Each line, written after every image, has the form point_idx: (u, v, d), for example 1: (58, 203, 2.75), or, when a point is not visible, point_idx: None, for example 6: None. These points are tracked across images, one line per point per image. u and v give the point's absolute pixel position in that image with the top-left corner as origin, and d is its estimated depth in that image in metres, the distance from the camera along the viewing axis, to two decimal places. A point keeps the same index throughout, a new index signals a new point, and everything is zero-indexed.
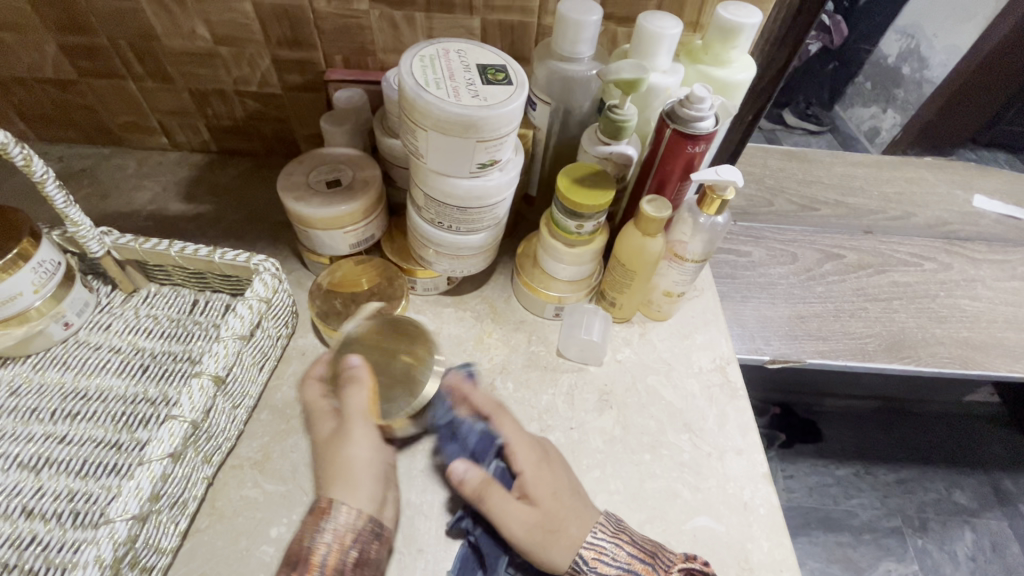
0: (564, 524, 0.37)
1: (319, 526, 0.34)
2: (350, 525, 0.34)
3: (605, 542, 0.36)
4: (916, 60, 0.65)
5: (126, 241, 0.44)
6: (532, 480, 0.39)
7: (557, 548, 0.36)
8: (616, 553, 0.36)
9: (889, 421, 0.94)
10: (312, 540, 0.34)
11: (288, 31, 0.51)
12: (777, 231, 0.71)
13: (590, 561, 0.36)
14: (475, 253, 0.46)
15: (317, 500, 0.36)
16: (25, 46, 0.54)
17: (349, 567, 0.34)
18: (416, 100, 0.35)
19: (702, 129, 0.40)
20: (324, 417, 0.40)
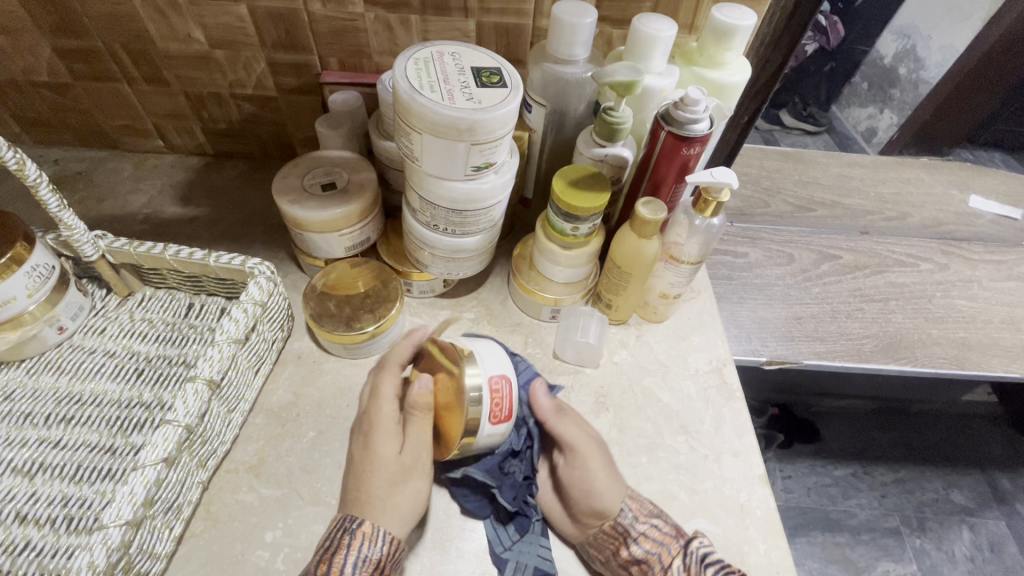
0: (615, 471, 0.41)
1: (360, 552, 0.34)
2: (387, 556, 0.35)
3: (642, 498, 0.40)
4: (913, 61, 0.65)
5: (120, 245, 0.44)
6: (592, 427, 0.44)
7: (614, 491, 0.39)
8: (652, 507, 0.39)
9: (887, 421, 0.94)
10: (353, 567, 0.33)
11: (283, 34, 0.51)
12: (774, 232, 0.71)
13: (634, 506, 0.39)
14: (470, 256, 0.46)
15: (358, 523, 0.36)
16: (20, 49, 0.54)
17: None
18: (411, 103, 0.35)
19: (697, 132, 0.40)
20: (388, 432, 0.38)
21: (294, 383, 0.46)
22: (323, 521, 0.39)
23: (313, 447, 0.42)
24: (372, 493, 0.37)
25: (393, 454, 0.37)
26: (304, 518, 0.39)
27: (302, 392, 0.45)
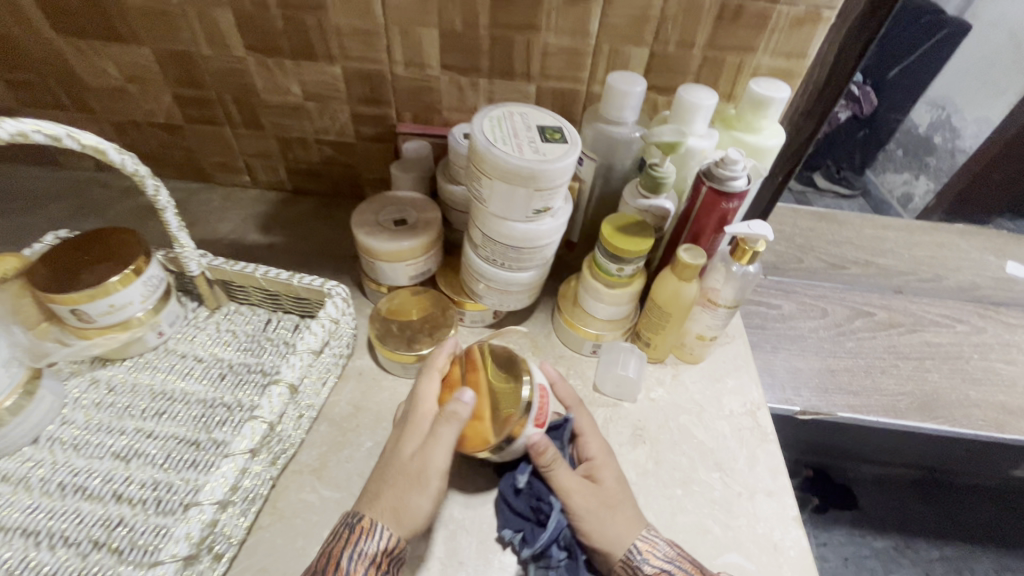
0: (623, 510, 0.41)
1: (357, 546, 0.35)
2: (386, 550, 0.35)
3: (658, 539, 0.39)
4: (948, 130, 0.68)
5: (219, 263, 0.50)
6: (610, 475, 0.43)
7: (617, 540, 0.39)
8: (667, 550, 0.39)
9: (933, 494, 0.90)
10: (350, 560, 0.34)
11: (368, 91, 0.60)
12: (807, 287, 0.74)
13: (643, 551, 0.39)
14: (521, 289, 0.51)
15: (358, 517, 0.36)
16: (147, 95, 0.64)
17: None
18: (486, 153, 0.41)
19: (736, 188, 0.44)
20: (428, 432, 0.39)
21: (354, 397, 0.50)
22: None
23: (370, 456, 0.46)
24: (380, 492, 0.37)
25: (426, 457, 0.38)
26: None
27: (361, 406, 0.49)
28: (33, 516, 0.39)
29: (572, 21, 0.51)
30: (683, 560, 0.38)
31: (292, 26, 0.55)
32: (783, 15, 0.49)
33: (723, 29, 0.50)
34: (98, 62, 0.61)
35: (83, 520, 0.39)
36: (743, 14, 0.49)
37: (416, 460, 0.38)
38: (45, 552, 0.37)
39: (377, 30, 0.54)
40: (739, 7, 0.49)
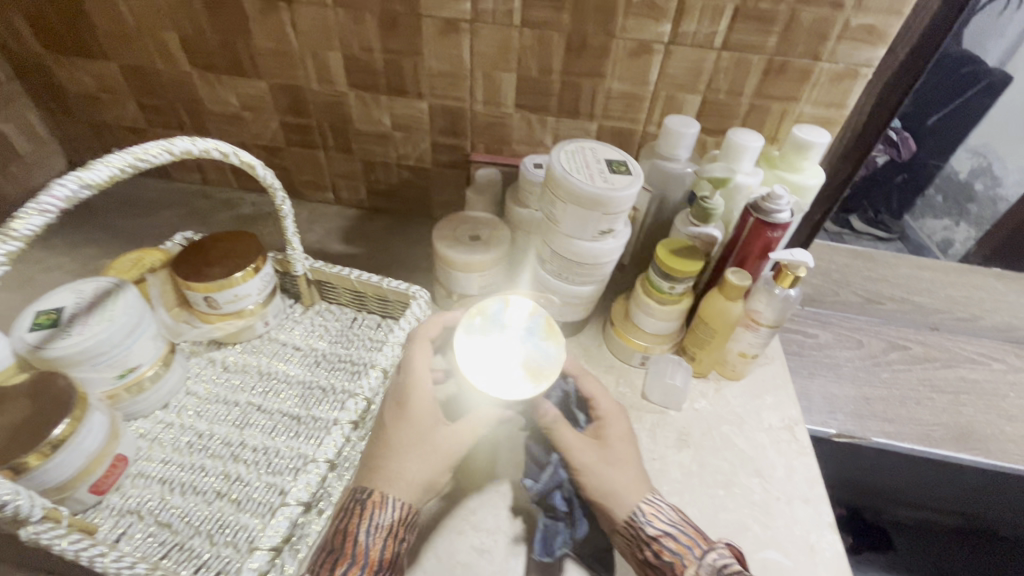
0: (629, 472, 0.44)
1: (372, 520, 0.39)
2: (399, 518, 0.40)
3: (663, 505, 0.43)
4: (989, 178, 0.69)
5: (320, 265, 0.58)
6: (617, 439, 0.46)
7: (619, 498, 0.43)
8: (670, 516, 0.42)
9: (974, 544, 0.90)
10: (368, 532, 0.39)
11: (449, 124, 0.68)
12: (843, 319, 0.78)
13: (647, 514, 0.42)
14: (580, 302, 0.57)
15: (367, 493, 0.40)
16: (257, 121, 0.74)
17: (374, 561, 0.38)
18: (562, 180, 0.48)
19: (780, 220, 0.49)
20: (426, 398, 0.43)
21: None
22: None
23: None
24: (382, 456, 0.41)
25: (421, 425, 0.42)
26: None
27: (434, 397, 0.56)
28: (167, 467, 0.47)
29: (635, 70, 0.59)
30: (683, 527, 0.42)
31: (391, 68, 0.64)
32: (825, 71, 0.55)
33: (770, 81, 0.57)
34: (222, 92, 0.72)
35: (207, 474, 0.46)
36: (788, 69, 0.56)
37: (411, 427, 0.42)
38: (179, 497, 0.45)
39: (463, 73, 0.63)
40: (785, 63, 0.55)
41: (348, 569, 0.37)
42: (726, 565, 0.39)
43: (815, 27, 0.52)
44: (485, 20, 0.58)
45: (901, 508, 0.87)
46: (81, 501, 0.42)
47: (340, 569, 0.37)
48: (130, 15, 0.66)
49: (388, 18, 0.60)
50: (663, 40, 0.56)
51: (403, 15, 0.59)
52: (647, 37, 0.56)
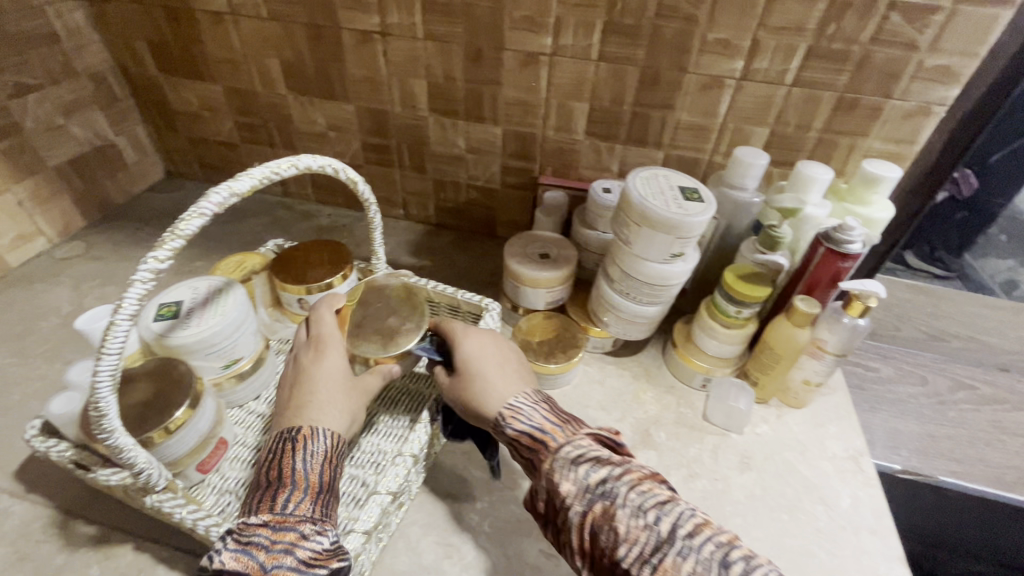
0: (516, 378, 0.46)
1: (305, 450, 0.41)
2: (330, 447, 0.42)
3: (522, 405, 0.42)
4: None
5: (399, 275, 0.62)
6: (495, 352, 0.47)
7: (495, 402, 0.44)
8: (530, 414, 0.42)
9: None
10: (303, 460, 0.40)
11: (520, 148, 0.73)
12: (906, 355, 0.77)
13: (507, 418, 0.42)
14: (646, 322, 0.59)
15: (297, 430, 0.42)
16: (341, 141, 0.80)
17: (314, 485, 0.39)
18: (638, 205, 0.51)
19: (852, 250, 0.50)
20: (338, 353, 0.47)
21: None
22: (517, 503, 0.50)
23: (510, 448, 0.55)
24: (301, 400, 0.44)
25: (336, 367, 0.46)
26: (503, 498, 0.51)
27: None
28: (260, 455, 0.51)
29: (705, 103, 0.62)
30: (545, 421, 0.41)
31: (470, 95, 0.69)
32: (896, 108, 0.57)
33: (839, 117, 0.59)
34: (312, 113, 0.78)
35: None
36: (859, 106, 0.57)
37: (327, 369, 0.46)
38: None
39: (538, 102, 0.67)
40: (856, 100, 0.57)
41: (290, 495, 0.38)
42: (583, 452, 0.38)
43: (888, 66, 0.54)
44: (564, 54, 0.62)
45: (966, 559, 0.84)
46: (188, 478, 0.47)
47: (276, 497, 0.38)
48: (239, 43, 0.73)
49: (473, 50, 0.65)
50: (735, 76, 0.59)
51: (487, 48, 0.64)
52: (719, 72, 0.59)
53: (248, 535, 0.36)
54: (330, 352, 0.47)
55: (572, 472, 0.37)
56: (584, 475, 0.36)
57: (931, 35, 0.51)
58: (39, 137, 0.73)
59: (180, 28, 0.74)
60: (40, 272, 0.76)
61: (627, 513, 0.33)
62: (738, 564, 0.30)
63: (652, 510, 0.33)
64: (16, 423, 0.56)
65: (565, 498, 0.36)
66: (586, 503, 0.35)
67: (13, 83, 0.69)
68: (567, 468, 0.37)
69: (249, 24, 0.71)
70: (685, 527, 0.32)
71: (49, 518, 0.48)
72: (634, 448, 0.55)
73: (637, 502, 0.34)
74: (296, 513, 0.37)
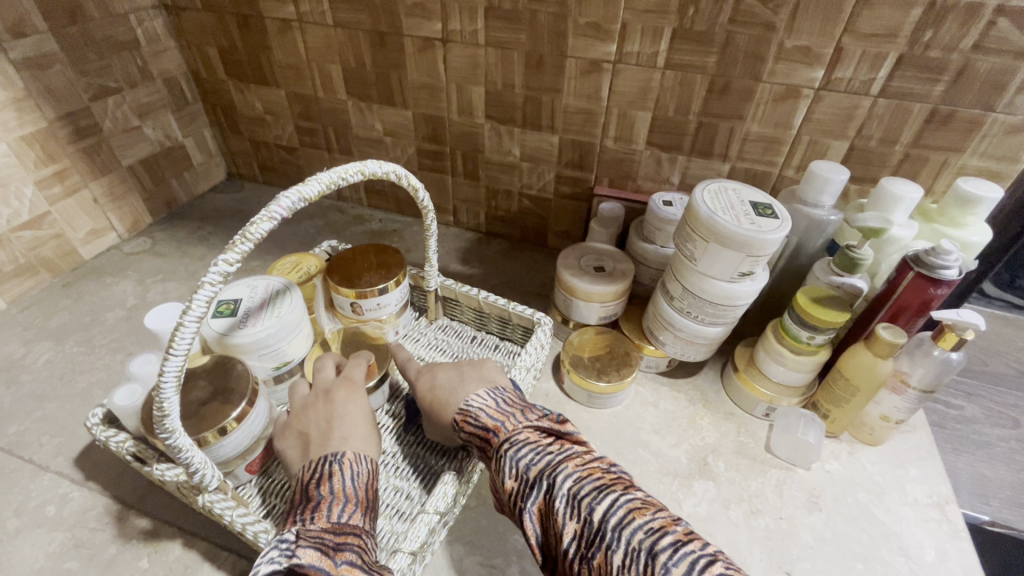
0: (473, 375, 0.47)
1: (352, 468, 0.41)
2: (369, 470, 0.42)
3: (473, 406, 0.43)
4: None
5: (450, 283, 0.62)
6: (447, 370, 0.49)
7: (453, 408, 0.45)
8: (478, 413, 0.42)
9: None
10: (352, 478, 0.40)
11: (576, 157, 0.71)
12: (994, 393, 0.70)
13: (461, 423, 0.43)
14: (705, 343, 0.56)
15: (341, 453, 0.42)
16: (396, 147, 0.81)
17: (361, 502, 0.39)
18: (705, 220, 0.48)
19: (946, 276, 0.46)
20: (351, 393, 0.48)
21: None
22: None
23: None
24: (337, 436, 0.43)
25: (353, 405, 0.47)
26: None
27: None
28: None
29: (778, 114, 0.58)
30: (491, 420, 0.41)
31: (529, 102, 0.68)
32: (998, 122, 0.51)
33: (931, 131, 0.54)
34: (370, 118, 0.79)
35: None
36: (954, 119, 0.53)
37: (356, 408, 0.47)
38: None
39: (598, 109, 0.65)
40: (951, 113, 0.52)
41: (343, 507, 0.38)
42: (523, 446, 0.38)
43: (992, 76, 0.49)
44: (629, 61, 0.60)
45: None
46: (237, 477, 0.47)
47: (327, 506, 0.37)
48: (304, 49, 0.75)
49: (534, 58, 0.64)
50: (814, 85, 0.55)
51: (549, 55, 0.63)
52: (797, 82, 0.55)
53: (311, 538, 0.34)
54: (358, 392, 0.49)
55: (514, 466, 0.37)
56: (524, 468, 0.36)
57: None
58: (115, 138, 0.77)
59: (251, 35, 0.77)
60: (109, 265, 0.80)
61: (562, 503, 0.33)
62: (666, 551, 0.29)
63: (586, 498, 0.32)
64: (79, 411, 0.58)
65: (511, 495, 0.36)
66: (527, 497, 0.35)
67: (95, 85, 0.72)
68: (509, 465, 0.37)
69: (314, 30, 0.72)
70: (616, 514, 0.31)
71: (105, 507, 0.50)
72: (690, 477, 0.52)
73: (571, 491, 0.33)
74: (351, 524, 0.37)
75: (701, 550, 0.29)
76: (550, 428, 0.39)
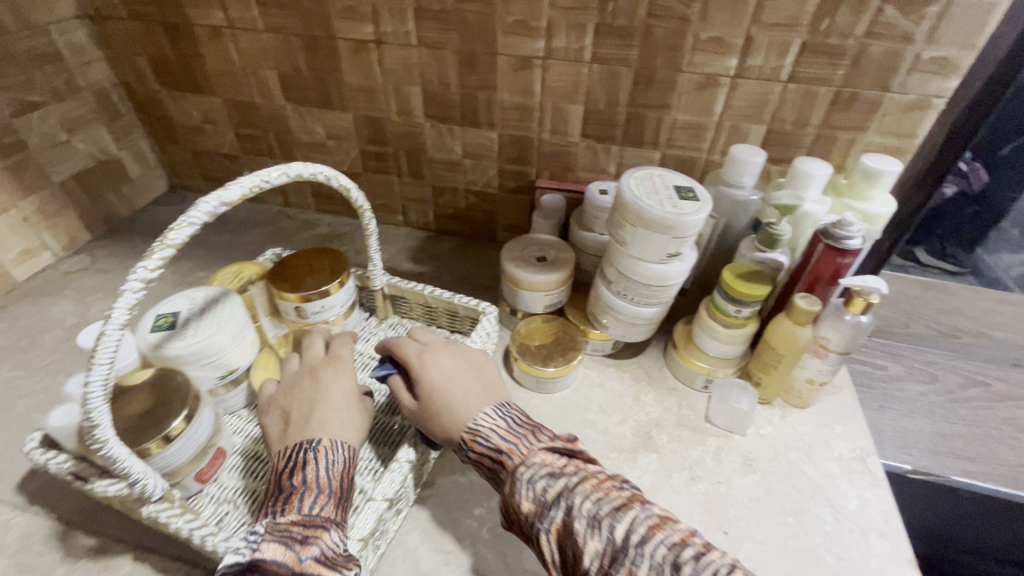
0: (476, 393, 0.46)
1: (327, 458, 0.41)
2: (346, 459, 0.43)
3: (482, 427, 0.42)
4: None
5: (396, 281, 0.63)
6: (452, 374, 0.47)
7: (456, 425, 0.44)
8: (488, 435, 0.42)
9: None
10: (325, 469, 0.41)
11: (516, 152, 0.73)
12: (916, 352, 0.75)
13: (467, 441, 0.42)
14: (644, 324, 0.59)
15: (318, 441, 0.42)
16: (339, 149, 0.81)
17: (334, 493, 0.40)
18: (631, 206, 0.50)
19: (851, 246, 0.50)
20: (341, 379, 0.48)
21: None
22: None
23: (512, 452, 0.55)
24: (318, 419, 0.44)
25: (336, 390, 0.47)
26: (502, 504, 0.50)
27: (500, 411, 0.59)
28: (259, 463, 0.51)
29: (700, 101, 0.61)
30: (503, 442, 0.41)
31: (465, 100, 0.69)
32: (894, 101, 0.56)
33: (837, 112, 0.58)
34: (310, 123, 0.79)
35: None
36: (856, 100, 0.57)
37: (340, 392, 0.47)
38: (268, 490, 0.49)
39: (532, 105, 0.67)
40: (853, 94, 0.56)
41: (314, 499, 0.39)
42: (540, 467, 0.38)
43: (885, 59, 0.53)
44: (557, 57, 0.62)
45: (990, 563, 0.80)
46: (187, 488, 0.47)
47: (299, 498, 0.39)
48: (237, 56, 0.74)
49: (467, 56, 0.65)
50: (730, 73, 0.58)
51: (481, 53, 0.64)
52: (713, 71, 0.59)
53: (277, 533, 0.36)
54: (344, 374, 0.49)
55: (531, 488, 0.37)
56: (543, 490, 0.37)
57: (926, 27, 0.51)
58: (43, 154, 0.74)
59: (181, 44, 0.75)
60: (46, 286, 0.77)
61: (584, 524, 0.34)
62: (689, 564, 0.32)
63: (607, 519, 0.34)
64: (19, 436, 0.57)
65: (528, 516, 0.37)
66: (546, 517, 0.36)
67: (17, 101, 0.70)
68: (527, 488, 0.37)
69: (246, 36, 0.71)
70: (639, 531, 0.33)
71: (50, 530, 0.49)
72: (635, 451, 0.54)
73: (593, 512, 0.34)
74: (322, 516, 0.38)
75: (719, 561, 0.32)
76: (564, 447, 0.40)
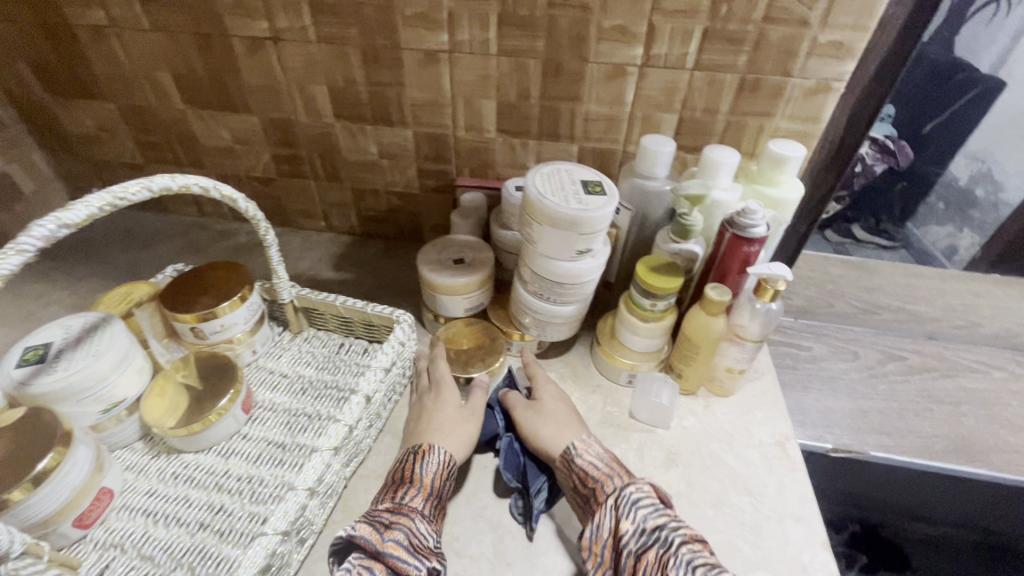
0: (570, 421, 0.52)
1: (424, 461, 0.46)
2: (443, 463, 0.47)
3: (592, 443, 0.49)
4: (990, 183, 0.67)
5: (307, 292, 0.59)
6: (554, 398, 0.55)
7: (558, 442, 0.50)
8: (600, 453, 0.48)
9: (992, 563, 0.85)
10: (420, 469, 0.46)
11: (433, 150, 0.70)
12: (838, 330, 0.77)
13: (579, 449, 0.48)
14: (564, 322, 0.57)
15: (416, 446, 0.48)
16: (249, 154, 0.76)
17: (427, 495, 0.45)
18: (537, 204, 0.49)
19: (756, 234, 0.49)
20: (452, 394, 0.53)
21: None
22: None
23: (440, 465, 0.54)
24: (433, 430, 0.49)
25: (450, 407, 0.52)
26: None
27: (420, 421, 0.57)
28: (151, 499, 0.47)
29: (611, 92, 0.60)
30: (607, 468, 0.46)
31: (375, 98, 0.66)
32: (797, 87, 0.56)
33: (744, 99, 0.58)
34: (215, 127, 0.74)
35: (202, 507, 0.47)
36: (761, 86, 0.57)
37: (453, 408, 0.52)
38: (161, 530, 0.45)
39: (444, 100, 0.65)
40: (758, 80, 0.56)
41: (409, 492, 0.44)
42: (646, 501, 0.43)
43: (784, 45, 0.53)
44: (463, 51, 0.60)
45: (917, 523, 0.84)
46: (65, 537, 0.43)
47: (402, 490, 0.44)
48: (125, 57, 0.68)
49: (371, 51, 0.62)
50: (636, 62, 0.57)
51: (385, 48, 0.61)
52: (621, 60, 0.57)
53: (372, 517, 0.42)
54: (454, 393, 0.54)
55: (632, 513, 0.42)
56: (645, 519, 0.41)
57: (820, 11, 0.51)
58: None
59: (61, 46, 0.69)
60: None
61: (677, 561, 0.38)
62: None
63: (700, 569, 0.37)
64: None
65: (623, 535, 0.41)
66: (642, 542, 0.40)
67: None
68: (630, 510, 0.42)
69: (132, 37, 0.66)
70: None
71: None
72: None
73: (689, 557, 0.38)
74: (409, 506, 0.43)
75: None
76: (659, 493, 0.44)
